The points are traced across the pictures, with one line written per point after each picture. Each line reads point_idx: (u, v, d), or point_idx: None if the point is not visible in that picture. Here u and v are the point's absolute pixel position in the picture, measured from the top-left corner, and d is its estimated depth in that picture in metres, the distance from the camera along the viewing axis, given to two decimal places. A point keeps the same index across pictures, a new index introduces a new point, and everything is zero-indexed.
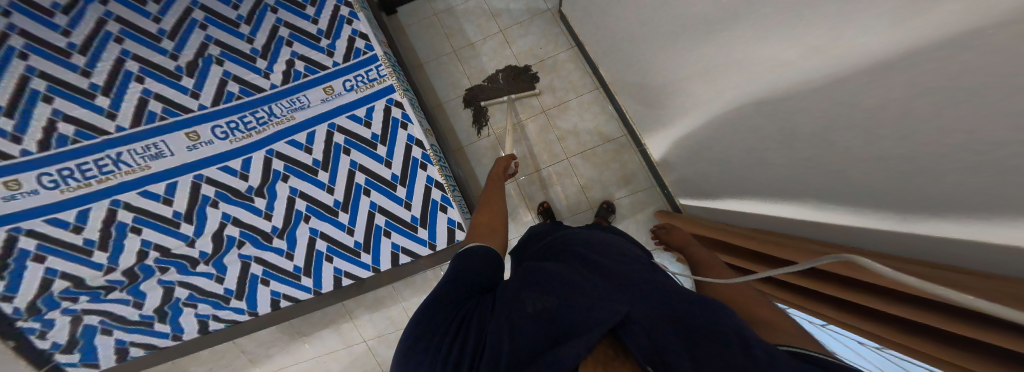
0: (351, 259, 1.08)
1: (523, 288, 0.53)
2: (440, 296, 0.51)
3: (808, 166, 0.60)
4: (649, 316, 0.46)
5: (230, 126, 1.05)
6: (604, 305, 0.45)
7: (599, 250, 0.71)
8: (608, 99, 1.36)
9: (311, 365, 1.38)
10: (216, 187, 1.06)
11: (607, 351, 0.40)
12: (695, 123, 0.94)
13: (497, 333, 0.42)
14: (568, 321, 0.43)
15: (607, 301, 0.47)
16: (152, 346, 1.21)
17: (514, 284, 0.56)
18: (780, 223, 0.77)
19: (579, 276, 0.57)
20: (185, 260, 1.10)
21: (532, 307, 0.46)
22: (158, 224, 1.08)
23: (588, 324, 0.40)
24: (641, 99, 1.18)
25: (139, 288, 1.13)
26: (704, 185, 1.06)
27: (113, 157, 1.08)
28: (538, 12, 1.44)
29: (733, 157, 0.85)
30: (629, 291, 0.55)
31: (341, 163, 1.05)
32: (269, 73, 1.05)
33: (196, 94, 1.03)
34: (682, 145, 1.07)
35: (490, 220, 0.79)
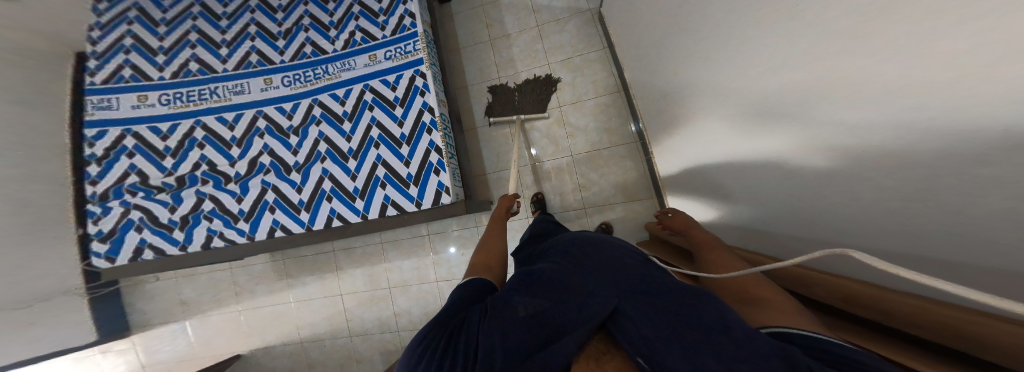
0: (345, 202, 1.15)
1: (513, 293, 0.61)
2: (441, 320, 0.59)
3: (800, 147, 0.52)
4: (637, 299, 0.52)
5: (295, 76, 1.24)
6: (592, 302, 0.54)
7: (587, 250, 0.77)
8: (632, 117, 1.28)
9: (286, 308, 1.49)
10: (267, 122, 1.25)
11: (599, 346, 0.47)
12: (706, 131, 0.84)
13: (490, 335, 0.49)
14: (555, 323, 0.51)
15: (594, 298, 0.55)
16: (161, 252, 1.29)
17: (506, 291, 0.64)
18: (789, 236, 0.63)
19: (567, 277, 0.65)
20: (222, 176, 1.25)
21: (523, 311, 0.54)
22: (216, 143, 1.28)
23: (576, 324, 0.49)
24: (651, 106, 1.13)
25: (180, 193, 1.28)
26: (706, 199, 0.95)
27: (210, 88, 1.31)
28: (578, 11, 1.38)
29: (744, 165, 0.71)
30: (618, 281, 0.61)
31: (363, 118, 1.16)
32: (335, 39, 1.21)
33: (282, 52, 1.26)
34: (693, 161, 0.97)
35: (492, 254, 0.90)
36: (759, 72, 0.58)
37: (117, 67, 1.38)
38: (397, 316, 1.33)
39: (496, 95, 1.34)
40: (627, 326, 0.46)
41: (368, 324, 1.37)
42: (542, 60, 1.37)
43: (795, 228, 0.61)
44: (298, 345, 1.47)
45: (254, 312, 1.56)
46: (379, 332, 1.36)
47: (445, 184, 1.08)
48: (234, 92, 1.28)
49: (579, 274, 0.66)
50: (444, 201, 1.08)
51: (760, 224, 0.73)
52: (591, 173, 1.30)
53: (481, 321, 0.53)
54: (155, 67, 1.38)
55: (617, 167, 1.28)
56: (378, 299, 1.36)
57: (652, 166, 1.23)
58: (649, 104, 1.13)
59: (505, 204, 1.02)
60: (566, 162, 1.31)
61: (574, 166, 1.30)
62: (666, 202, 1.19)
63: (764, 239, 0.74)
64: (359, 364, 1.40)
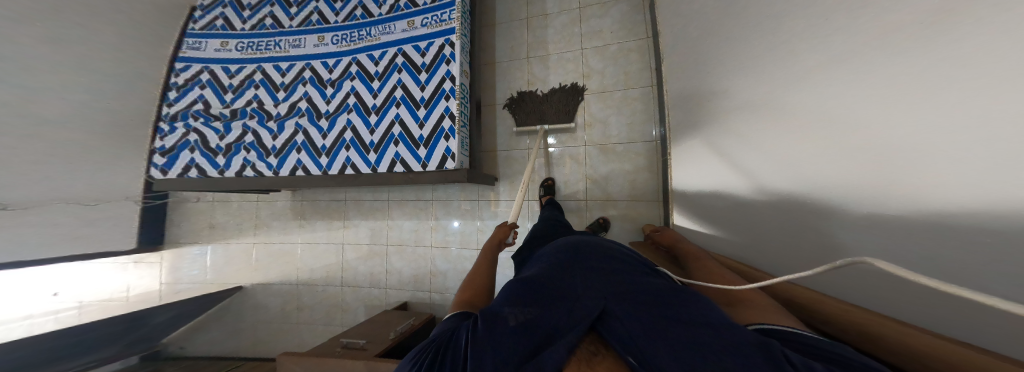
0: (361, 153, 1.19)
1: (502, 303, 0.56)
2: (433, 336, 0.58)
3: (837, 112, 0.41)
4: (620, 298, 0.52)
5: (344, 36, 1.34)
6: (582, 303, 0.53)
7: (579, 245, 0.74)
8: (658, 122, 1.19)
9: (290, 248, 1.58)
10: (312, 73, 1.36)
11: (590, 347, 0.49)
12: (727, 128, 0.75)
13: (477, 358, 0.45)
14: (547, 324, 0.50)
15: (583, 297, 0.54)
16: (202, 172, 1.44)
17: (497, 296, 0.62)
18: (799, 248, 0.52)
19: (558, 273, 0.63)
20: (265, 115, 1.39)
21: (512, 321, 0.51)
22: (267, 87, 1.43)
23: (568, 325, 0.50)
24: (679, 99, 1.02)
25: (230, 124, 1.43)
26: (710, 210, 0.84)
27: (275, 41, 1.48)
28: None
29: (762, 166, 0.62)
30: (608, 279, 0.58)
31: (390, 79, 1.21)
32: (383, 5, 1.28)
33: (338, 13, 1.37)
34: (704, 164, 0.86)
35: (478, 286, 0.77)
36: (807, 45, 0.48)
37: (213, 18, 1.62)
38: (388, 274, 1.34)
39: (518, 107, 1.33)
40: (618, 328, 0.47)
41: (360, 277, 1.40)
42: (576, 45, 1.32)
43: (807, 227, 0.50)
44: (294, 286, 1.53)
45: (264, 247, 1.67)
46: (368, 287, 1.37)
47: (451, 150, 1.08)
48: (292, 45, 1.43)
49: (570, 270, 0.64)
50: (447, 167, 1.08)
51: (765, 232, 0.62)
52: (602, 166, 1.24)
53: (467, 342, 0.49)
54: (240, 19, 1.58)
55: (631, 165, 1.21)
56: (374, 254, 1.38)
57: (664, 166, 1.13)
58: (679, 98, 1.01)
59: (498, 235, 0.98)
60: (580, 152, 1.26)
61: (587, 157, 1.25)
62: (670, 208, 1.09)
63: (761, 246, 0.63)
64: (343, 314, 1.42)
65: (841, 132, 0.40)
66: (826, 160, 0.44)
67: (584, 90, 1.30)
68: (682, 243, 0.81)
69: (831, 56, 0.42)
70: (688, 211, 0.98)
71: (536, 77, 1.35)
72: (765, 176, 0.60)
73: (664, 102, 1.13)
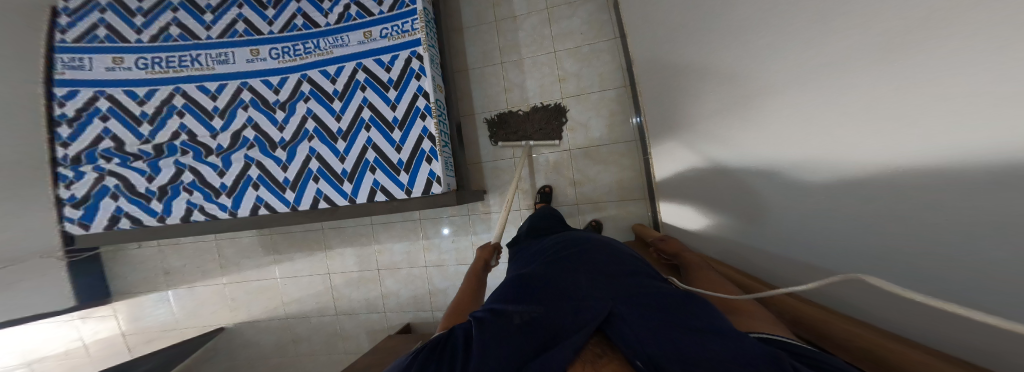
0: (333, 184, 1.09)
1: (508, 300, 0.60)
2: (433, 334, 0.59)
3: (808, 147, 0.45)
4: (626, 301, 0.54)
5: (284, 49, 1.15)
6: (589, 306, 0.55)
7: (587, 250, 0.76)
8: (636, 111, 1.23)
9: (271, 283, 1.53)
10: (253, 94, 1.18)
11: (594, 350, 0.52)
12: (705, 142, 0.80)
13: (481, 347, 0.48)
14: (553, 326, 0.52)
15: (590, 300, 0.56)
16: (138, 222, 1.25)
17: (501, 296, 0.64)
18: (771, 259, 0.61)
19: (565, 276, 0.65)
20: (203, 148, 1.19)
21: (518, 319, 0.54)
22: (197, 114, 1.21)
23: (575, 329, 0.52)
24: (656, 102, 1.05)
25: (158, 163, 1.22)
26: (694, 206, 0.92)
27: (193, 56, 1.23)
28: None
29: (733, 186, 0.69)
30: (615, 284, 0.61)
31: (355, 98, 1.09)
32: (328, 13, 1.10)
33: (271, 23, 1.16)
34: (687, 169, 0.92)
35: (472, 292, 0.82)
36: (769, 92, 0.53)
37: (92, 25, 1.28)
38: (385, 297, 1.37)
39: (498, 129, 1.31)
40: (625, 332, 0.49)
41: (356, 304, 1.41)
42: (549, 47, 1.28)
43: (779, 237, 0.57)
44: (284, 320, 1.50)
45: (241, 285, 1.59)
46: (366, 312, 1.39)
47: (436, 174, 1.01)
48: (217, 62, 1.21)
49: (577, 273, 0.66)
50: (434, 191, 1.02)
51: (743, 236, 0.70)
52: (589, 170, 1.28)
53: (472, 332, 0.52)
54: (133, 29, 1.28)
55: (615, 165, 1.26)
56: (366, 280, 1.39)
57: (648, 166, 1.20)
58: (656, 101, 1.05)
59: (482, 257, 0.97)
60: (565, 157, 1.29)
61: (572, 161, 1.28)
62: (656, 205, 1.17)
63: (744, 248, 0.72)
64: (345, 341, 1.44)
65: (813, 165, 0.45)
66: (798, 193, 0.49)
67: (563, 92, 1.29)
68: (687, 252, 0.82)
69: (799, 100, 0.45)
70: (672, 208, 1.06)
71: (511, 82, 1.30)
72: (740, 187, 0.66)
73: (641, 102, 1.17)
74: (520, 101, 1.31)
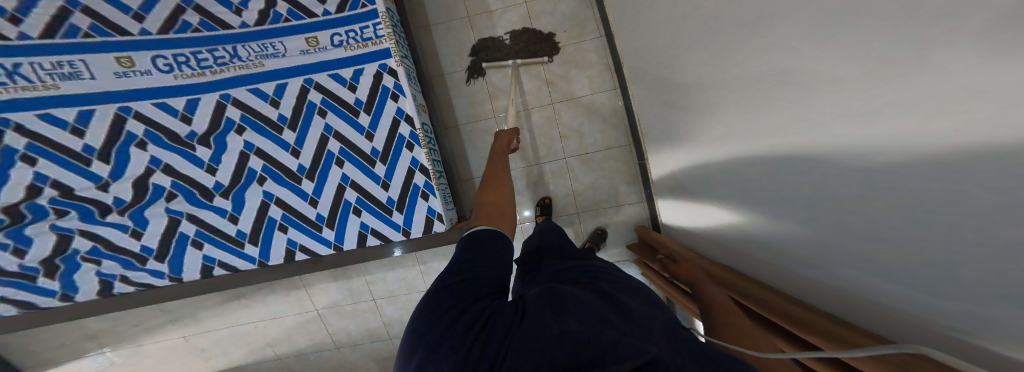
0: (310, 233, 0.91)
1: (544, 302, 0.51)
2: (442, 304, 0.51)
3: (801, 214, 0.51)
4: (682, 346, 0.43)
5: (178, 59, 0.85)
6: (630, 341, 0.40)
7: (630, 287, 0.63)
8: (621, 94, 1.21)
9: (247, 328, 1.40)
10: (147, 125, 0.85)
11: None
12: (696, 168, 0.84)
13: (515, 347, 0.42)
14: (580, 350, 0.39)
15: (634, 337, 0.42)
16: (31, 306, 0.95)
17: (525, 300, 0.53)
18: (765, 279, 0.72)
19: (606, 308, 0.50)
20: (93, 205, 0.88)
21: (554, 328, 0.44)
22: (58, 157, 0.85)
23: (611, 358, 0.37)
24: (650, 115, 1.06)
25: (23, 232, 0.87)
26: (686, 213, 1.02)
27: (6, 66, 0.80)
28: None
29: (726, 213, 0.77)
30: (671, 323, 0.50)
31: (313, 126, 0.87)
32: (242, 9, 0.84)
33: (141, 17, 0.82)
34: (682, 182, 0.98)
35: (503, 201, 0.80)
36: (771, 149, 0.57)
37: None
38: (387, 325, 1.35)
39: (483, 52, 1.21)
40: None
41: (356, 335, 1.37)
42: (532, 47, 1.20)
43: (768, 264, 0.68)
44: (277, 360, 1.44)
45: (208, 335, 1.43)
46: (370, 341, 1.38)
47: (436, 211, 0.91)
48: (60, 76, 0.82)
49: (620, 309, 0.51)
50: (437, 229, 0.92)
51: (736, 253, 0.80)
52: (590, 179, 1.28)
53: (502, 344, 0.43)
54: None
55: (611, 171, 1.27)
56: (364, 312, 1.34)
57: (643, 171, 1.23)
58: (650, 115, 1.06)
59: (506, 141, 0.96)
60: (561, 165, 1.28)
61: (569, 169, 1.28)
62: (656, 208, 1.23)
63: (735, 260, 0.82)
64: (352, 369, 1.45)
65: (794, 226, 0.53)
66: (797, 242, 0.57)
67: (553, 96, 1.24)
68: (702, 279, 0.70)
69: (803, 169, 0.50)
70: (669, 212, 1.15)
71: (495, 88, 1.22)
72: (730, 215, 0.75)
73: (633, 108, 1.17)
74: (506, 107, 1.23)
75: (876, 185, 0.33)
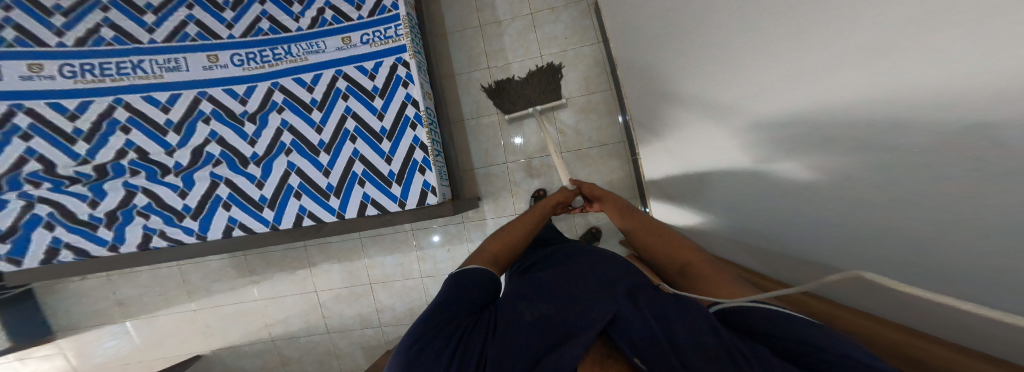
0: (318, 200, 1.05)
1: (517, 301, 0.65)
2: (437, 315, 0.60)
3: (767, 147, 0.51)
4: (635, 298, 0.57)
5: (249, 56, 1.09)
6: (594, 308, 0.57)
7: (589, 258, 0.79)
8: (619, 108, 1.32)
9: (250, 307, 1.48)
10: (214, 105, 1.08)
11: (602, 349, 0.50)
12: (687, 143, 0.85)
13: (498, 342, 0.52)
14: (561, 328, 0.55)
15: (595, 303, 0.58)
16: (85, 254, 1.09)
17: (507, 301, 0.67)
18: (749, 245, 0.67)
19: (569, 282, 0.68)
20: (158, 167, 1.07)
21: (529, 316, 0.58)
22: (146, 128, 1.08)
23: (581, 327, 0.53)
24: (638, 108, 1.15)
25: (102, 186, 1.07)
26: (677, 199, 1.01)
27: (134, 62, 1.10)
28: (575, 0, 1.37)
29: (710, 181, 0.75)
30: (611, 285, 0.64)
31: (336, 108, 1.06)
32: (300, 17, 1.09)
33: (231, 26, 1.10)
34: (669, 169, 1.00)
35: (505, 244, 0.87)
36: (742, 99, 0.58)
37: None
38: (379, 312, 1.42)
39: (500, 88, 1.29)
40: (627, 330, 0.50)
41: (348, 321, 1.44)
42: (536, 52, 1.38)
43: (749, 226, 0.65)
44: (270, 343, 1.48)
45: (215, 311, 1.51)
46: (361, 329, 1.43)
47: (430, 184, 1.04)
48: (166, 68, 1.09)
49: (581, 280, 0.69)
50: (429, 201, 1.05)
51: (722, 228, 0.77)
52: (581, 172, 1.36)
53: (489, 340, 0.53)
54: (53, 31, 1.11)
55: (606, 167, 1.35)
56: (359, 296, 1.43)
57: (636, 165, 1.29)
58: (638, 110, 1.15)
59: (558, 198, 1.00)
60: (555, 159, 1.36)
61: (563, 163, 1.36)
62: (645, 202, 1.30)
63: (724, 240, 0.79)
64: (339, 359, 1.47)
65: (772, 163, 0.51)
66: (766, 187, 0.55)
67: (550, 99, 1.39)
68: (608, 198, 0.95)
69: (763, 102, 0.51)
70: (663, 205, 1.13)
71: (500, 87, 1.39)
72: (714, 181, 0.74)
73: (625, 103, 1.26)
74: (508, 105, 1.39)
75: (840, 55, 0.32)
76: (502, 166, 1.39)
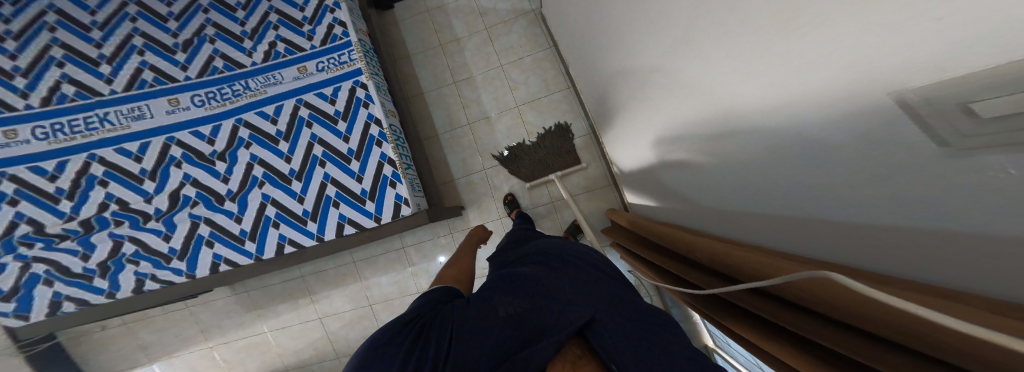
0: (297, 227, 1.05)
1: (494, 293, 0.62)
2: (409, 320, 0.61)
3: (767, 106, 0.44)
4: (615, 309, 0.55)
5: (209, 96, 1.09)
6: (572, 309, 0.54)
7: (574, 257, 0.76)
8: (578, 100, 1.41)
9: (260, 338, 1.52)
10: (183, 149, 1.07)
11: (575, 349, 0.50)
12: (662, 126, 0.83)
13: (462, 340, 0.51)
14: (535, 326, 0.52)
15: (574, 304, 0.55)
16: (87, 303, 1.13)
17: (484, 291, 0.65)
18: (740, 224, 0.64)
19: (552, 278, 0.65)
20: (139, 215, 1.09)
21: (503, 312, 0.56)
22: (123, 180, 1.09)
23: (556, 328, 0.50)
24: (598, 108, 1.24)
25: (90, 239, 1.10)
26: (666, 193, 0.97)
27: (100, 116, 1.09)
28: (523, 12, 1.44)
29: (696, 158, 0.72)
30: (596, 291, 0.61)
31: (302, 136, 1.06)
32: (252, 52, 1.10)
33: (185, 67, 1.10)
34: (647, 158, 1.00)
35: (461, 271, 0.94)
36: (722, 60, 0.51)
37: None
38: None
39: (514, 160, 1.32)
40: (603, 336, 0.49)
41: (355, 342, 1.47)
42: (495, 62, 1.44)
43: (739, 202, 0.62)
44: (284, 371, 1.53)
45: (229, 345, 1.56)
46: None
47: (403, 196, 1.05)
48: (131, 118, 1.09)
49: (562, 277, 0.65)
50: (404, 213, 1.06)
51: (705, 206, 0.76)
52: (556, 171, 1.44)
53: (455, 336, 0.52)
54: (16, 93, 1.10)
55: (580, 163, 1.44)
56: (361, 317, 1.46)
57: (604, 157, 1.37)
58: (597, 108, 1.24)
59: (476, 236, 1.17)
60: None
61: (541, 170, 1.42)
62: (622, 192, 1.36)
63: (707, 219, 0.77)
64: None
65: (775, 123, 0.43)
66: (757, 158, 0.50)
67: (517, 101, 1.43)
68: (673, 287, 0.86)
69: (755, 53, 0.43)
70: (648, 191, 1.10)
71: (467, 99, 1.44)
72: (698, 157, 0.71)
73: (584, 101, 1.35)
74: (478, 114, 1.43)
75: None
76: (480, 173, 1.42)
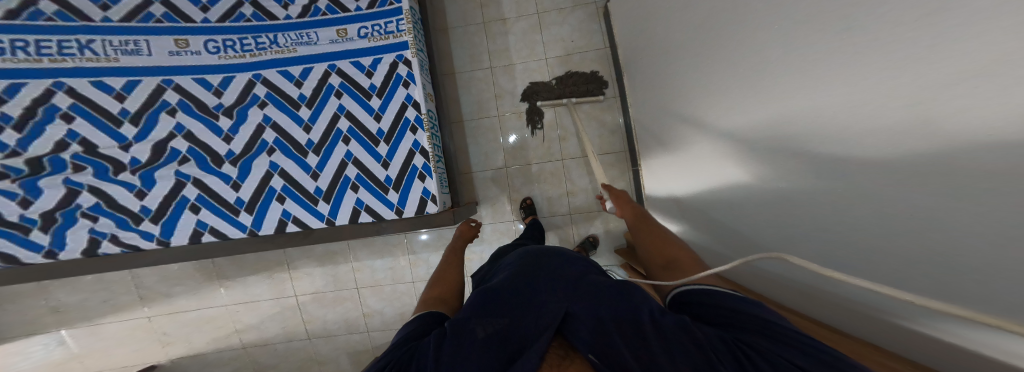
0: (305, 205, 0.99)
1: (471, 312, 0.60)
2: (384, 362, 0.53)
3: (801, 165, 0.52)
4: (587, 298, 0.60)
5: (226, 43, 1.01)
6: (551, 309, 0.58)
7: (540, 256, 0.80)
8: (620, 110, 1.47)
9: (217, 312, 1.34)
10: (181, 95, 0.99)
11: (558, 351, 0.52)
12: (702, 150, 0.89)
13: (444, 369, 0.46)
14: (520, 337, 0.53)
15: (548, 304, 0.60)
16: (14, 260, 0.95)
17: (461, 312, 0.62)
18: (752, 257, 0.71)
19: (528, 284, 0.67)
20: (110, 163, 0.96)
21: (482, 333, 0.53)
22: (96, 119, 0.96)
23: (537, 332, 0.53)
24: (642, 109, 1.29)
25: (37, 182, 0.94)
26: (691, 218, 1.02)
27: (81, 42, 0.96)
28: (583, 3, 1.48)
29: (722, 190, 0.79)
30: (568, 283, 0.66)
31: (328, 105, 1.01)
32: (290, 4, 1.03)
33: (206, 8, 1.01)
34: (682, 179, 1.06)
35: (450, 285, 0.86)
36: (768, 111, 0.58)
37: None
38: (366, 317, 1.33)
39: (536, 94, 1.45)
40: (579, 328, 0.53)
41: (331, 325, 1.34)
42: (540, 53, 1.47)
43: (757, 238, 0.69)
44: (240, 350, 1.35)
45: (173, 317, 1.35)
46: (345, 333, 1.34)
47: (430, 191, 1.02)
48: (123, 51, 0.97)
49: (540, 279, 0.69)
50: (429, 210, 1.03)
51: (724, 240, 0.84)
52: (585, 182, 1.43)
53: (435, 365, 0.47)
54: None
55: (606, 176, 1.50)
56: (343, 300, 1.33)
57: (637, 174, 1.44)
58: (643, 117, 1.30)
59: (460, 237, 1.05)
60: (557, 167, 1.42)
61: (566, 169, 1.42)
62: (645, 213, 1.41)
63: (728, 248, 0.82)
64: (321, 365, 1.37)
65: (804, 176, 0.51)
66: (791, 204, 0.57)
67: (558, 97, 1.44)
68: None
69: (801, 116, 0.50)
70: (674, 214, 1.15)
71: (501, 89, 1.45)
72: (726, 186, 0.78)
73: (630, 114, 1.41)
74: (510, 106, 1.45)
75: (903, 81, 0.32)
76: (500, 168, 1.43)
